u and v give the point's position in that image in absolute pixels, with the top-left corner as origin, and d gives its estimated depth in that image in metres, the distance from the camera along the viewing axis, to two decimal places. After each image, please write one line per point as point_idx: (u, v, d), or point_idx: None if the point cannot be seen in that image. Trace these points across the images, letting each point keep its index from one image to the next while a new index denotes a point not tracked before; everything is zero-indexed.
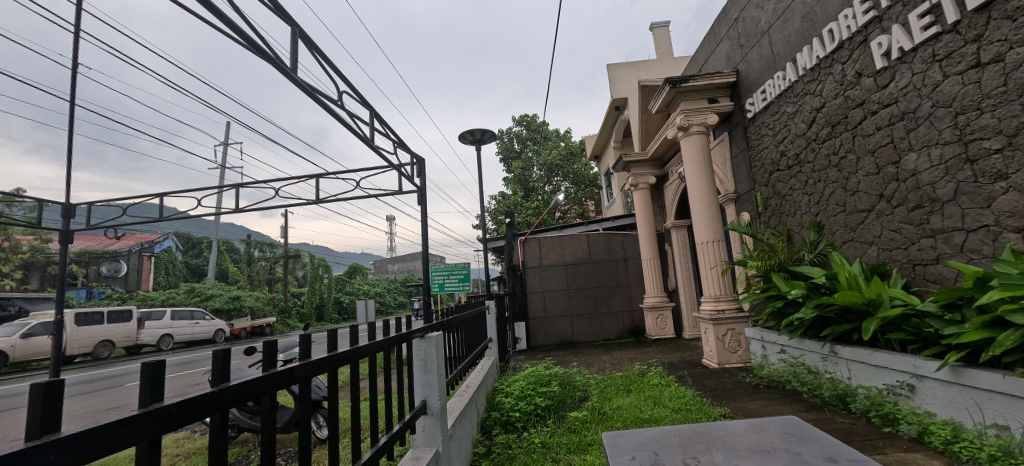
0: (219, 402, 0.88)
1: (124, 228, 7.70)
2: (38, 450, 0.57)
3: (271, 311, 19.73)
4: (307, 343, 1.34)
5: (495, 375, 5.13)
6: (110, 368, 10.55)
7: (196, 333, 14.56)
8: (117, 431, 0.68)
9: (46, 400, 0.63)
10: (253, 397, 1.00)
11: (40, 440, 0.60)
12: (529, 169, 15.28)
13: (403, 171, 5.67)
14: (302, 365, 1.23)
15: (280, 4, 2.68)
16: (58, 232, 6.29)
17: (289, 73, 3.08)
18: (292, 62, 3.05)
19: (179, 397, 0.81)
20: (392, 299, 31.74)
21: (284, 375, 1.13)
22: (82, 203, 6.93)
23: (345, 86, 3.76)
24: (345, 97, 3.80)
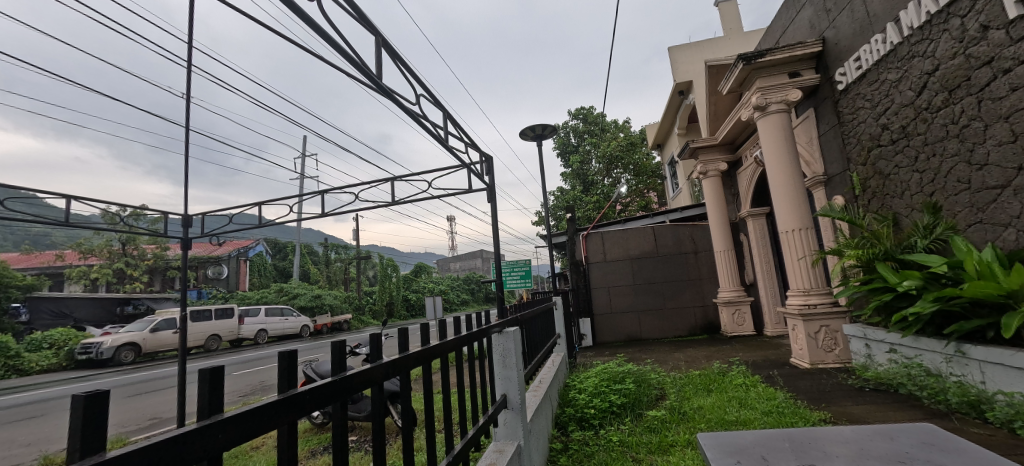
0: (337, 389, 0.96)
1: (228, 235, 8.62)
2: (209, 429, 0.65)
3: (348, 308, 21.22)
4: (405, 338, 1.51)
5: (565, 370, 5.10)
6: (219, 358, 11.96)
7: (285, 328, 16.05)
8: (267, 415, 0.77)
9: (211, 384, 0.73)
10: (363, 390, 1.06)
11: (209, 419, 0.69)
12: (587, 163, 14.92)
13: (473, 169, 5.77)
14: (401, 357, 1.34)
15: (366, 15, 2.84)
16: (178, 239, 7.18)
17: (376, 81, 3.27)
18: (378, 70, 3.25)
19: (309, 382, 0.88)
20: (456, 296, 32.77)
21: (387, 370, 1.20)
22: (197, 214, 7.87)
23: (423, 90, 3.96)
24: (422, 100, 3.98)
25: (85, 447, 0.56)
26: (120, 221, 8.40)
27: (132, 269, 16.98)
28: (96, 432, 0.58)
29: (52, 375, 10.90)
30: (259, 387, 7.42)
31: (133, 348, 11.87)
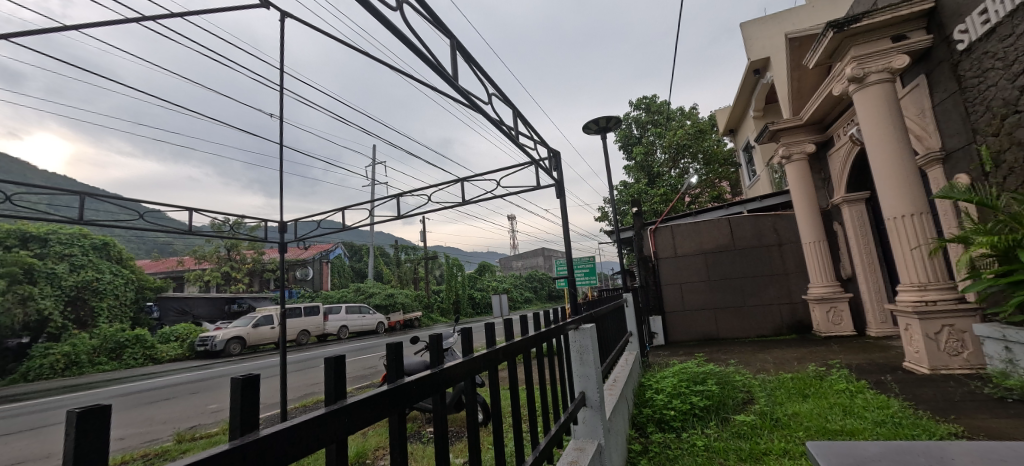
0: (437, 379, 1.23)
1: (314, 239, 9.38)
2: (338, 412, 0.89)
3: (418, 306, 22.22)
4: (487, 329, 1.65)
5: (638, 369, 4.92)
6: (308, 352, 13.13)
7: (363, 325, 17.19)
8: (381, 402, 1.01)
9: (333, 373, 0.95)
10: (450, 384, 1.28)
11: (337, 401, 0.94)
12: (652, 154, 14.26)
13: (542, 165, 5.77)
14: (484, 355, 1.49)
15: (440, 18, 2.95)
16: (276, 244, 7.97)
17: (451, 81, 3.39)
18: (453, 71, 3.36)
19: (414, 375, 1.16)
20: (519, 294, 33.04)
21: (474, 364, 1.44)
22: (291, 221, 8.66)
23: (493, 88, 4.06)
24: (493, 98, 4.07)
25: (242, 425, 0.75)
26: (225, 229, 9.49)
27: (236, 272, 19.19)
28: (252, 409, 0.78)
29: (177, 363, 12.60)
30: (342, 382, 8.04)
31: (240, 341, 13.36)
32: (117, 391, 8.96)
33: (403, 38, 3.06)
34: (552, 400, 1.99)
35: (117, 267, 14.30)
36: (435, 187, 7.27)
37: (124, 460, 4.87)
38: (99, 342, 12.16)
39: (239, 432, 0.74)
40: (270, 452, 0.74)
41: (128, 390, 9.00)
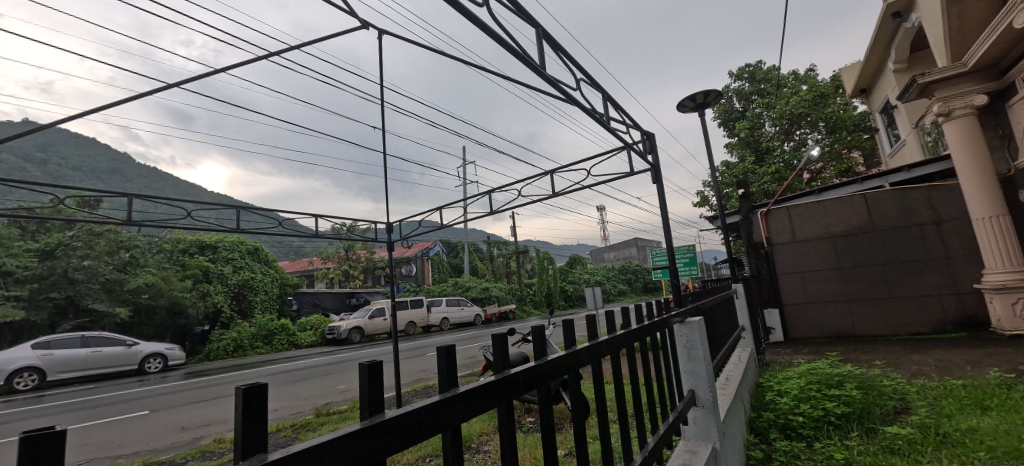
0: (542, 373, 1.37)
1: (416, 238, 10.00)
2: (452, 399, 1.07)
3: (511, 299, 22.71)
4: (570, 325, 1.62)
5: (754, 368, 4.41)
6: (415, 342, 14.16)
7: (462, 317, 18.11)
8: (487, 390, 1.18)
9: (448, 364, 1.15)
10: (546, 377, 1.40)
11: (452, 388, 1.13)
12: (759, 128, 12.75)
13: (635, 148, 5.40)
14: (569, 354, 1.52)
15: (523, 5, 2.87)
16: (385, 244, 8.67)
17: (538, 70, 3.30)
18: (540, 59, 3.28)
19: (519, 367, 1.31)
20: (613, 286, 32.10)
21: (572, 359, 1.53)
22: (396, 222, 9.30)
23: (580, 73, 3.90)
24: (581, 84, 3.90)
25: (370, 406, 0.94)
26: (343, 232, 10.53)
27: (353, 270, 21.61)
28: (378, 391, 0.96)
29: (312, 349, 14.52)
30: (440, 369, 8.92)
31: (359, 331, 15.09)
32: (268, 371, 10.58)
33: (488, 32, 3.00)
34: (660, 400, 1.82)
35: (267, 267, 16.81)
36: (525, 181, 7.22)
37: (279, 428, 5.67)
38: (256, 330, 14.41)
39: (366, 413, 0.93)
40: (393, 430, 0.92)
41: (277, 370, 10.58)
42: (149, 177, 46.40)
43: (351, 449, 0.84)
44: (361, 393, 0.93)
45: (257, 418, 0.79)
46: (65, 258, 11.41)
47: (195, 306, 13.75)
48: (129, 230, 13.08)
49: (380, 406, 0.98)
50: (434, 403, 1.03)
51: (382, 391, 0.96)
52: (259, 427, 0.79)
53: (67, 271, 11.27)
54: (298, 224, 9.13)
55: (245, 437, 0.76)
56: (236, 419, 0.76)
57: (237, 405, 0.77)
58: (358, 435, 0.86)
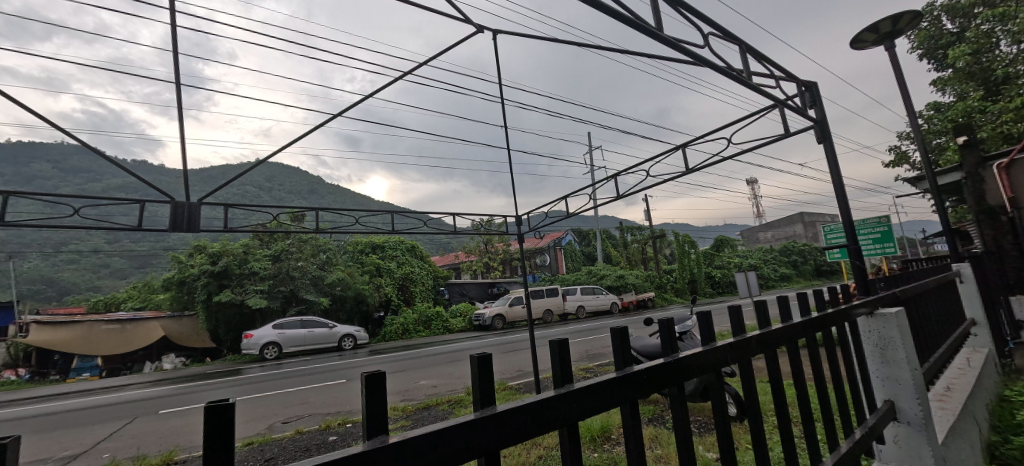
0: (672, 371, 1.24)
1: (546, 228, 9.97)
2: (563, 395, 1.03)
3: (650, 287, 21.50)
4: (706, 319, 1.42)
5: (1000, 376, 3.27)
6: (553, 329, 14.38)
7: (598, 305, 17.80)
8: (607, 389, 1.10)
9: (559, 357, 1.09)
10: (686, 375, 1.27)
11: (564, 385, 1.07)
12: (988, 51, 9.50)
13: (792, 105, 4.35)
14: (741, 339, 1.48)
15: None
16: (516, 237, 8.85)
17: (655, 34, 2.78)
18: (656, 21, 2.76)
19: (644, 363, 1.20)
20: (773, 270, 27.95)
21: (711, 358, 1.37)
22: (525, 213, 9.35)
23: (708, 27, 3.22)
24: (711, 39, 3.22)
25: (483, 398, 0.95)
26: (484, 224, 10.73)
27: (492, 261, 23.06)
28: (488, 383, 0.96)
29: (461, 334, 15.87)
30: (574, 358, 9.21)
31: (500, 318, 16.02)
32: (427, 352, 11.96)
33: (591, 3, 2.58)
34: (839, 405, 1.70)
35: (423, 262, 18.90)
36: (655, 158, 6.41)
37: (439, 402, 6.48)
38: (418, 315, 16.21)
39: (479, 404, 0.94)
40: (494, 426, 0.91)
41: (436, 351, 11.87)
42: (332, 190, 56.22)
43: (468, 439, 0.87)
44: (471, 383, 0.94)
45: (379, 401, 0.83)
46: (287, 261, 14.29)
47: (372, 294, 16.13)
48: (322, 236, 15.88)
49: (495, 397, 0.98)
50: (548, 398, 1.00)
51: (491, 383, 0.95)
52: (381, 409, 0.82)
53: (287, 270, 14.12)
54: (444, 221, 9.94)
55: (369, 418, 0.79)
56: (362, 400, 0.80)
57: (364, 388, 0.82)
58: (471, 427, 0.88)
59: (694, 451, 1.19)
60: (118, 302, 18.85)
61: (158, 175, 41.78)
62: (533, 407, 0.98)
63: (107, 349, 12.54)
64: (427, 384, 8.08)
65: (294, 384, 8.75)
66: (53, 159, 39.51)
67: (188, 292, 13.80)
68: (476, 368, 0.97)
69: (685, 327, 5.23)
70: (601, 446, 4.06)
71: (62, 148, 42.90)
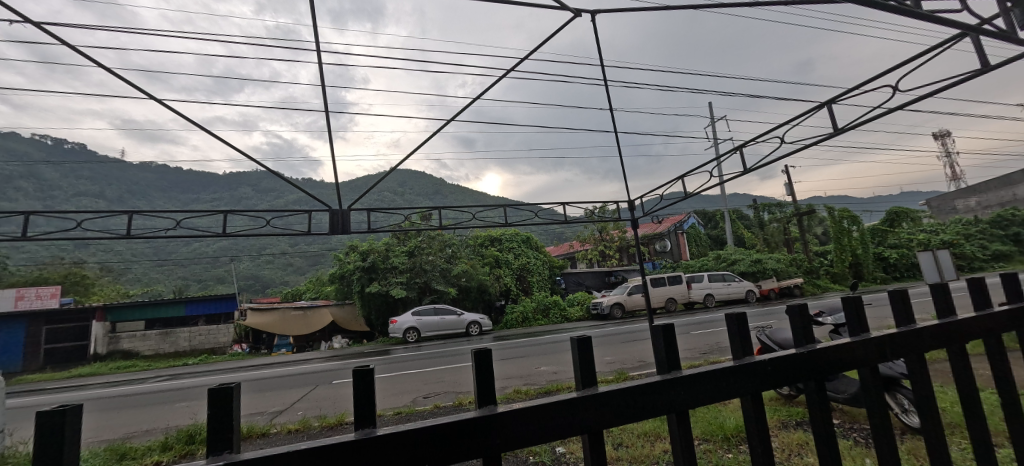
0: (803, 366, 1.37)
1: (664, 212, 9.41)
2: (670, 380, 1.26)
3: (796, 272, 19.08)
4: (857, 308, 1.51)
5: None
6: (680, 319, 13.77)
7: (730, 293, 16.44)
8: (721, 376, 1.31)
9: (668, 347, 1.33)
10: (824, 368, 1.40)
11: (669, 371, 1.30)
12: None
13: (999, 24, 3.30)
14: (901, 333, 1.48)
15: None
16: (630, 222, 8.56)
17: None
18: None
19: (767, 356, 1.37)
20: (973, 247, 22.36)
21: (847, 357, 1.42)
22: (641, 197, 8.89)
23: None
24: None
25: (583, 379, 1.25)
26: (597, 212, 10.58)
27: (608, 249, 22.79)
28: (587, 364, 1.26)
29: (581, 322, 16.10)
30: (700, 352, 8.80)
31: (619, 306, 15.83)
32: (549, 339, 12.42)
33: None
34: None
35: (539, 253, 19.48)
36: (792, 120, 4.96)
37: (559, 388, 6.73)
38: (537, 304, 16.92)
39: (581, 384, 1.25)
40: (601, 400, 1.20)
41: (556, 339, 12.26)
42: (453, 189, 60.55)
43: (560, 408, 1.18)
44: (574, 364, 1.26)
45: (486, 376, 1.21)
46: (421, 256, 15.92)
47: (493, 284, 17.28)
48: (446, 232, 17.34)
49: (593, 379, 1.27)
50: (651, 381, 1.25)
51: (589, 366, 1.25)
52: (486, 379, 1.21)
53: (420, 264, 15.71)
54: (557, 212, 10.13)
55: (481, 386, 1.19)
56: (476, 376, 1.20)
57: (476, 366, 1.22)
58: (568, 402, 1.18)
59: (830, 441, 1.35)
60: (300, 293, 23.15)
61: (318, 188, 49.66)
62: (642, 390, 1.24)
63: (295, 330, 15.58)
64: (549, 370, 8.43)
65: (431, 364, 9.85)
66: (248, 182, 49.84)
67: (348, 285, 16.36)
68: (577, 353, 1.28)
69: (838, 321, 4.74)
70: (734, 447, 3.93)
71: (252, 172, 53.64)
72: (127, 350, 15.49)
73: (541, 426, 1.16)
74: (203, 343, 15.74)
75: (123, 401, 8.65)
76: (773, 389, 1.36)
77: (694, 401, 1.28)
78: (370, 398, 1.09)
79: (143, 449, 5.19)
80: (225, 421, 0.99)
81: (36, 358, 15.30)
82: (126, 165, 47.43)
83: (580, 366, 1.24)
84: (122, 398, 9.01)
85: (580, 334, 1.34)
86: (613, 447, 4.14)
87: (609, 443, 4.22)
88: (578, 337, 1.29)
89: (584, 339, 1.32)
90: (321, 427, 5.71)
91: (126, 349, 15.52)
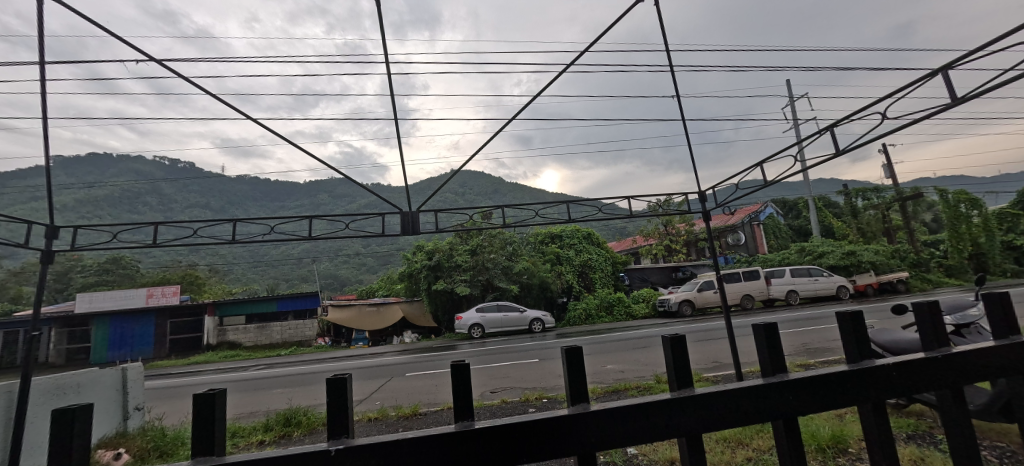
0: (934, 374, 1.25)
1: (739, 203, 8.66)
2: (775, 384, 1.22)
3: (899, 265, 17.00)
4: (1002, 309, 1.33)
5: None
6: (760, 318, 12.83)
7: (818, 289, 15.01)
8: (832, 382, 1.24)
9: (770, 351, 1.29)
10: (961, 376, 1.25)
11: (773, 374, 1.26)
12: None
13: None
14: None
15: None
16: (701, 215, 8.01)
17: None
18: None
19: (889, 360, 1.27)
20: None
21: (989, 364, 1.27)
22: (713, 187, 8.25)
23: None
24: None
25: (679, 381, 1.25)
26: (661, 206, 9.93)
27: (675, 244, 21.80)
28: (683, 366, 1.26)
29: (647, 320, 15.58)
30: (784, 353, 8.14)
31: (689, 304, 15.08)
32: (614, 337, 12.14)
33: None
34: None
35: (601, 249, 19.07)
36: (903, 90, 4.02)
37: (627, 388, 6.54)
38: (599, 301, 16.67)
39: (676, 385, 1.25)
40: (698, 401, 1.20)
41: (622, 336, 11.95)
42: (514, 187, 61.11)
43: (655, 410, 1.19)
44: (668, 366, 1.27)
45: (578, 375, 1.24)
46: (483, 254, 16.25)
47: (555, 281, 17.26)
48: (507, 230, 17.52)
49: (689, 381, 1.26)
50: (751, 385, 1.22)
51: (685, 367, 1.25)
52: (578, 377, 1.24)
53: (483, 262, 16.05)
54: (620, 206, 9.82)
55: (573, 385, 1.22)
56: (566, 374, 1.24)
57: (566, 364, 1.25)
58: (664, 403, 1.20)
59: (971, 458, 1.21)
60: (373, 291, 24.59)
61: (387, 192, 52.46)
62: (743, 393, 1.21)
63: (370, 325, 16.53)
64: (617, 368, 8.25)
65: (496, 360, 10.06)
66: (326, 189, 53.98)
67: (415, 283, 17.10)
68: (671, 355, 1.28)
69: (965, 321, 4.11)
70: (833, 459, 3.57)
71: (329, 179, 57.97)
72: (232, 341, 17.60)
73: (638, 425, 1.18)
74: (292, 336, 17.36)
75: (231, 386, 9.84)
76: (898, 399, 1.26)
77: (801, 407, 1.23)
78: (469, 392, 1.18)
79: (250, 429, 5.85)
80: (345, 409, 1.13)
81: (162, 347, 17.70)
82: (225, 178, 53.38)
83: (675, 368, 1.24)
84: (229, 383, 10.21)
85: (673, 333, 1.34)
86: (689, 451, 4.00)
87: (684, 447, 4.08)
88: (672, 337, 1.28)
89: (678, 340, 1.31)
90: (397, 417, 6.04)
91: (232, 340, 17.63)
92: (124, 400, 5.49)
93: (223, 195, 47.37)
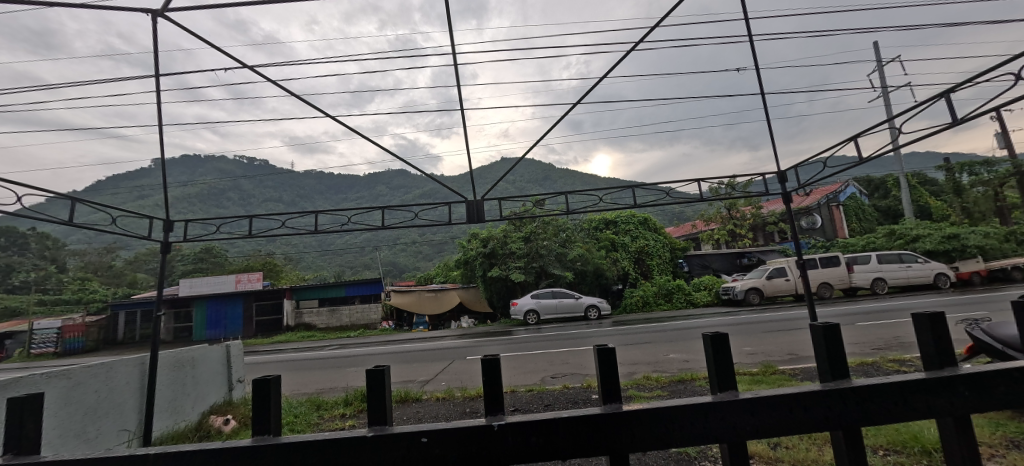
0: None
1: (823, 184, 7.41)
2: (947, 379, 1.12)
3: (1015, 249, 14.81)
4: None
5: None
6: (839, 308, 11.86)
7: (911, 277, 13.53)
8: (1010, 377, 1.12)
9: (936, 343, 1.17)
10: None
11: (941, 368, 1.15)
12: None
13: None
14: None
15: None
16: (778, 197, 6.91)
17: None
18: None
19: None
20: None
21: None
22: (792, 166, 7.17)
23: None
24: None
25: (833, 370, 1.18)
26: (726, 188, 9.14)
27: (739, 229, 20.54)
28: (838, 354, 1.19)
29: (709, 308, 14.92)
30: (871, 347, 7.43)
31: (757, 291, 14.19)
32: (674, 325, 11.74)
33: None
34: None
35: (658, 234, 18.37)
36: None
37: (694, 378, 6.32)
38: (657, 288, 16.23)
39: (829, 376, 1.18)
40: (862, 395, 1.13)
41: (683, 326, 11.50)
42: (567, 173, 60.26)
43: (814, 401, 1.12)
44: (820, 357, 1.20)
45: (724, 361, 1.19)
46: (537, 241, 16.24)
47: (611, 269, 16.93)
48: (561, 217, 17.40)
49: (846, 372, 1.18)
50: (922, 378, 1.11)
51: (842, 357, 1.18)
52: (727, 366, 1.19)
53: (538, 249, 16.04)
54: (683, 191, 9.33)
55: (719, 371, 1.18)
56: (711, 361, 1.19)
57: (711, 352, 1.21)
58: (821, 395, 1.13)
59: None
60: (431, 277, 25.56)
61: (443, 182, 53.87)
62: (912, 386, 1.12)
63: (430, 309, 17.36)
64: (682, 357, 7.98)
65: (554, 346, 10.10)
66: (386, 181, 56.45)
67: (471, 269, 17.42)
68: (823, 346, 1.21)
69: None
70: (937, 461, 3.26)
71: (389, 171, 60.50)
72: (307, 323, 19.21)
73: (797, 416, 1.11)
74: (359, 319, 18.70)
75: (310, 363, 10.72)
76: None
77: (979, 405, 1.11)
78: (615, 379, 1.17)
79: (332, 402, 6.37)
80: (498, 388, 1.16)
81: (249, 328, 19.57)
82: (296, 174, 57.58)
83: (829, 359, 1.18)
84: (304, 361, 11.12)
85: (823, 322, 1.26)
86: (769, 447, 3.75)
87: (764, 443, 3.83)
88: (825, 326, 1.21)
89: (830, 329, 1.24)
90: (463, 398, 6.29)
91: (307, 322, 19.21)
92: (229, 373, 6.18)
93: (295, 188, 50.98)
